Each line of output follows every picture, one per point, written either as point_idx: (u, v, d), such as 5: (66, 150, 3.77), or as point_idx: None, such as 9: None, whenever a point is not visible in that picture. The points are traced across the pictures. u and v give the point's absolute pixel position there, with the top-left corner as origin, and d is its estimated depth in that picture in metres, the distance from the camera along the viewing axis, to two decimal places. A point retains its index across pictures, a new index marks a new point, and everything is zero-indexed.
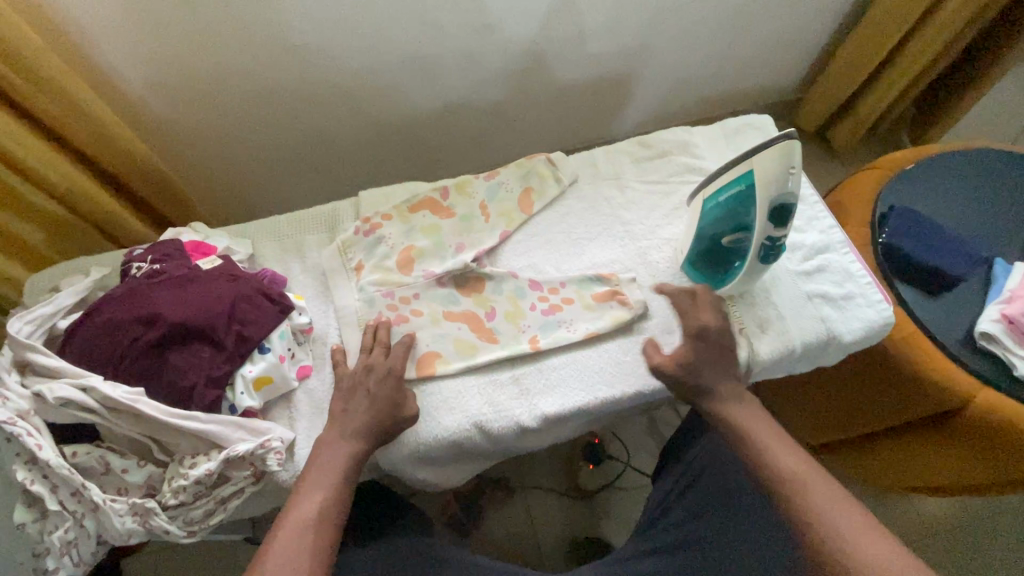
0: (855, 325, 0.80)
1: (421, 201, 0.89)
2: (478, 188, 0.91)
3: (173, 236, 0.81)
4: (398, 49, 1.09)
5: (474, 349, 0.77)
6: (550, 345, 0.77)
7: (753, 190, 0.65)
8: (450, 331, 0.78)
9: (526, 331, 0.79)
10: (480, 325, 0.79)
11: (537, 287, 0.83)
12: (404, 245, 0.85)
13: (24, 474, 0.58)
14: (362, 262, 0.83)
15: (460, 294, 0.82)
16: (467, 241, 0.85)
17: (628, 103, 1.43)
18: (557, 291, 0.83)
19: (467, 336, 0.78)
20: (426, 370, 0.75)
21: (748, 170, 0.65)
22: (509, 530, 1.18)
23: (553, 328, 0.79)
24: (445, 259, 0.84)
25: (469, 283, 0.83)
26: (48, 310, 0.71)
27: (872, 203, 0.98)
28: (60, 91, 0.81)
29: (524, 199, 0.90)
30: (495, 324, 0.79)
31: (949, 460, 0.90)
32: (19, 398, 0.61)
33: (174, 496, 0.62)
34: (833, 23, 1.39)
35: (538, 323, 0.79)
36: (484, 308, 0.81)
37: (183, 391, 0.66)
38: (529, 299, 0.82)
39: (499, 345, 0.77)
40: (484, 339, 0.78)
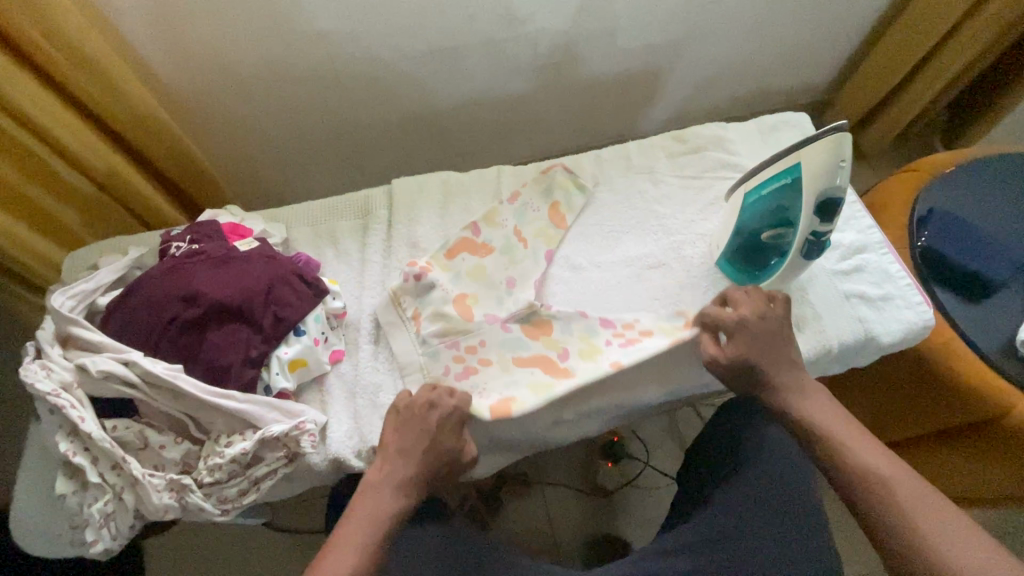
0: (893, 326, 0.78)
1: (455, 244, 0.83)
2: (506, 215, 0.87)
3: (210, 217, 0.82)
4: (430, 39, 1.09)
5: (550, 386, 0.73)
6: (632, 360, 0.73)
7: (799, 183, 0.65)
8: (523, 377, 0.74)
9: (604, 360, 0.75)
10: (552, 365, 0.76)
11: (610, 324, 0.79)
12: (456, 293, 0.80)
13: (67, 446, 0.58)
14: (417, 314, 0.77)
15: (527, 337, 0.78)
16: (519, 272, 0.82)
17: (655, 100, 1.42)
18: (631, 326, 0.79)
19: (541, 379, 0.74)
20: (500, 412, 0.70)
21: (795, 163, 0.65)
22: (528, 524, 1.18)
23: (631, 354, 0.75)
24: (502, 299, 0.80)
25: (534, 323, 0.79)
26: (89, 286, 0.72)
27: (910, 205, 0.96)
28: (100, 72, 0.82)
29: (554, 214, 0.88)
30: (570, 364, 0.76)
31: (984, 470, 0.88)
32: (63, 370, 0.61)
33: (209, 474, 0.62)
34: (867, 24, 1.37)
35: (615, 352, 0.76)
36: (555, 350, 0.77)
37: (220, 370, 0.66)
38: (603, 336, 0.78)
39: (573, 378, 0.74)
40: (558, 377, 0.74)
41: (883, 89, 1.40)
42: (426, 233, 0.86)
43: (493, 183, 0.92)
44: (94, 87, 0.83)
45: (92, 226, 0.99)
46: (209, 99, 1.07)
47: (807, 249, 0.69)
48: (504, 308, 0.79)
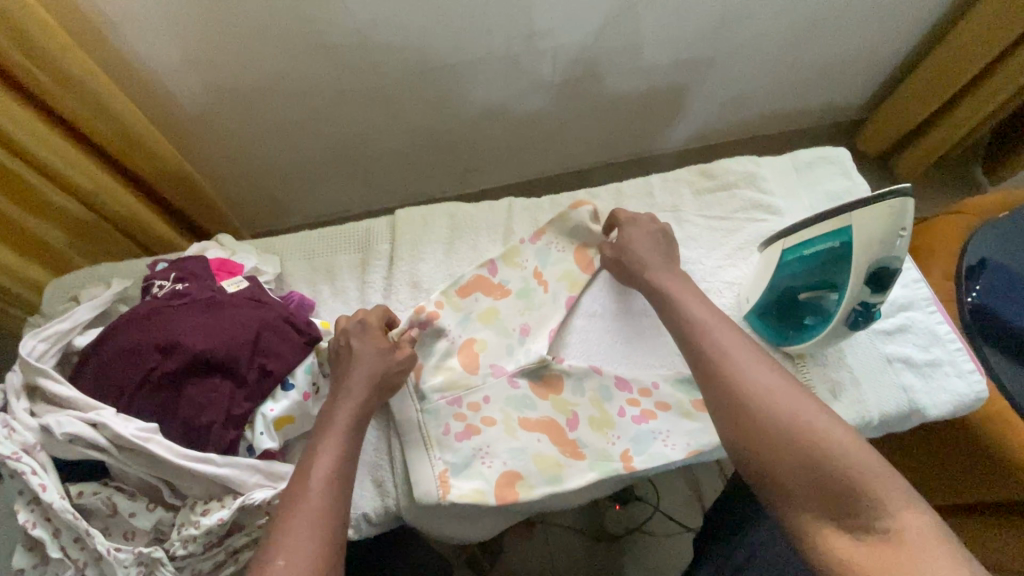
0: (941, 398, 0.70)
1: (470, 282, 0.77)
2: (527, 256, 0.80)
3: (199, 251, 0.76)
4: (439, 51, 1.02)
5: (559, 468, 0.67)
6: (648, 466, 0.67)
7: (849, 247, 0.59)
8: (529, 445, 0.68)
9: (615, 445, 0.69)
10: (562, 437, 0.70)
11: (625, 387, 0.73)
12: (464, 339, 0.74)
13: (26, 516, 0.53)
14: (420, 361, 0.72)
15: (535, 396, 0.72)
16: (531, 320, 0.76)
17: (677, 119, 1.35)
18: (648, 394, 0.73)
19: (549, 452, 0.68)
20: (507, 497, 0.65)
21: (846, 225, 0.59)
22: (529, 570, 1.11)
23: (648, 443, 0.69)
24: (513, 350, 0.74)
25: (544, 380, 0.73)
26: (64, 326, 0.67)
27: (958, 254, 0.89)
28: (85, 90, 0.76)
29: (579, 256, 0.80)
30: (579, 435, 0.70)
31: None
32: (26, 430, 0.56)
33: (183, 546, 0.57)
34: (908, 43, 1.28)
35: (629, 433, 0.70)
36: (565, 415, 0.71)
37: (199, 429, 0.61)
38: (616, 403, 0.72)
39: (586, 463, 0.68)
40: (568, 455, 0.68)
41: (922, 114, 1.31)
42: (429, 271, 0.80)
43: (504, 214, 0.85)
44: (75, 104, 0.77)
45: (80, 246, 0.94)
46: (208, 113, 1.01)
47: (852, 317, 0.62)
48: (513, 359, 0.73)
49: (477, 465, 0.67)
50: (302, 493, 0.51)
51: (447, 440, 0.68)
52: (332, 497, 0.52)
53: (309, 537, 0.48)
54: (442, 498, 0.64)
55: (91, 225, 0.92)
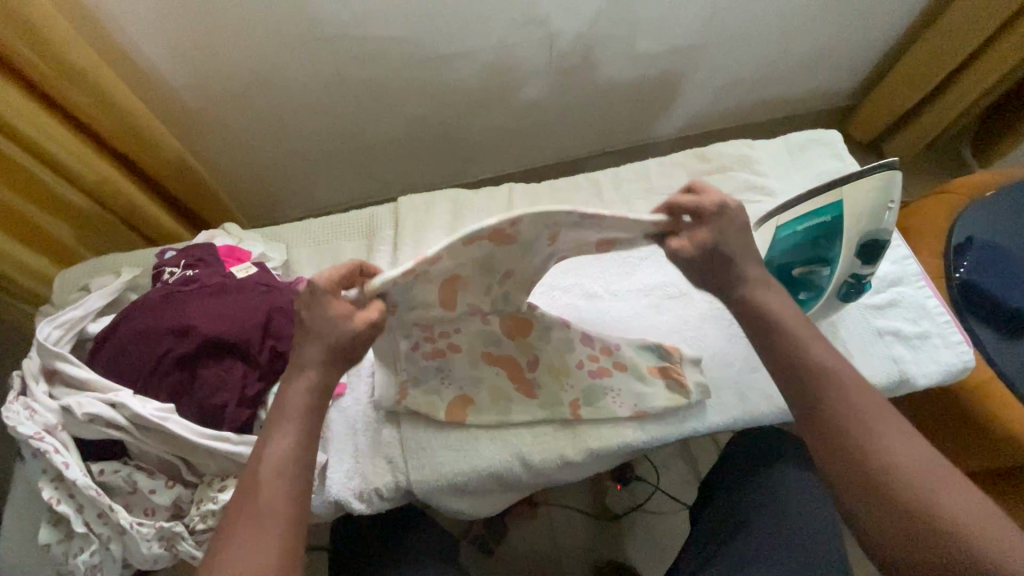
0: (930, 367, 0.73)
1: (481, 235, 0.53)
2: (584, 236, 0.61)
3: (207, 239, 0.78)
4: (436, 42, 1.03)
5: (508, 402, 0.72)
6: (593, 416, 0.71)
7: (841, 221, 0.61)
8: (486, 377, 0.73)
9: (569, 393, 0.72)
10: (519, 375, 0.74)
11: (588, 342, 0.75)
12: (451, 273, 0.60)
13: (51, 492, 0.55)
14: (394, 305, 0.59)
15: (505, 334, 0.73)
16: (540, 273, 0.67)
17: (672, 106, 1.36)
18: (611, 353, 0.75)
19: (503, 386, 0.73)
20: (455, 418, 0.70)
21: (837, 201, 0.61)
22: (535, 550, 1.14)
23: (598, 397, 0.72)
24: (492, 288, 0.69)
25: (517, 321, 0.73)
26: (78, 313, 0.68)
27: (945, 232, 0.91)
28: (88, 82, 0.77)
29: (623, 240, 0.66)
30: (536, 377, 0.74)
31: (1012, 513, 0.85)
32: (47, 411, 0.58)
33: (201, 521, 0.58)
34: (898, 29, 1.30)
35: (583, 385, 0.73)
36: (526, 356, 0.74)
37: (214, 409, 0.62)
38: (579, 355, 0.74)
39: (536, 403, 0.72)
40: (520, 392, 0.73)
41: (912, 97, 1.33)
42: None
43: (504, 200, 0.87)
44: (79, 94, 0.78)
45: (84, 237, 0.95)
46: (208, 105, 1.02)
47: (846, 289, 0.65)
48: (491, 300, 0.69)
49: (436, 383, 0.72)
50: (254, 485, 0.46)
51: (414, 356, 0.70)
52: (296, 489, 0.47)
53: (260, 530, 0.45)
54: (396, 401, 0.71)
55: (94, 216, 0.93)
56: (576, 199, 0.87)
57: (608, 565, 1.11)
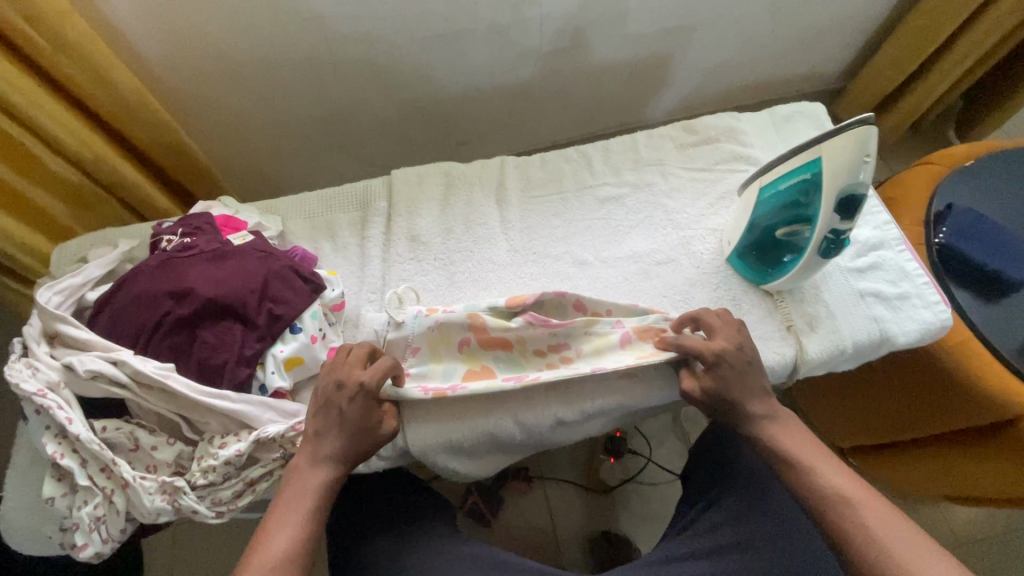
0: (909, 327, 0.75)
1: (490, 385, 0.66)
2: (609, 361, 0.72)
3: (203, 209, 0.79)
4: (428, 24, 1.04)
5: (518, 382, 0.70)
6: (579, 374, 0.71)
7: (819, 177, 0.63)
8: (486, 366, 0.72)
9: (559, 351, 0.74)
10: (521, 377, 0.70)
11: (581, 309, 0.75)
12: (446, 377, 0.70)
13: (55, 447, 0.57)
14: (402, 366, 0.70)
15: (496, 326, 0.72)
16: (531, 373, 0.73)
17: (662, 88, 1.38)
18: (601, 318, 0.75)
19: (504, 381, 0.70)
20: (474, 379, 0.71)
21: (816, 158, 0.63)
22: (530, 521, 1.16)
23: (590, 354, 0.73)
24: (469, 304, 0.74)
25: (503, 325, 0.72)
26: (77, 280, 0.70)
27: (926, 201, 0.94)
28: (84, 57, 0.78)
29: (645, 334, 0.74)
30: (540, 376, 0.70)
31: (978, 474, 0.89)
32: (50, 369, 0.59)
33: (203, 476, 0.60)
34: (884, 11, 1.32)
35: (577, 341, 0.74)
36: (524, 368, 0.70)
37: (213, 369, 0.64)
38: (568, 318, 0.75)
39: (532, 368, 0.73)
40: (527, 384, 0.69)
41: (896, 78, 1.36)
42: (426, 226, 0.83)
43: (496, 173, 0.89)
44: (75, 71, 0.79)
45: (80, 215, 0.97)
46: (201, 86, 1.03)
47: (827, 246, 0.66)
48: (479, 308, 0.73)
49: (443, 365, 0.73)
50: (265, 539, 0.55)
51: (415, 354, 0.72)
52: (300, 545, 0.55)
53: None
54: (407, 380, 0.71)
55: (89, 193, 0.94)
56: (566, 171, 0.89)
57: (601, 535, 1.14)
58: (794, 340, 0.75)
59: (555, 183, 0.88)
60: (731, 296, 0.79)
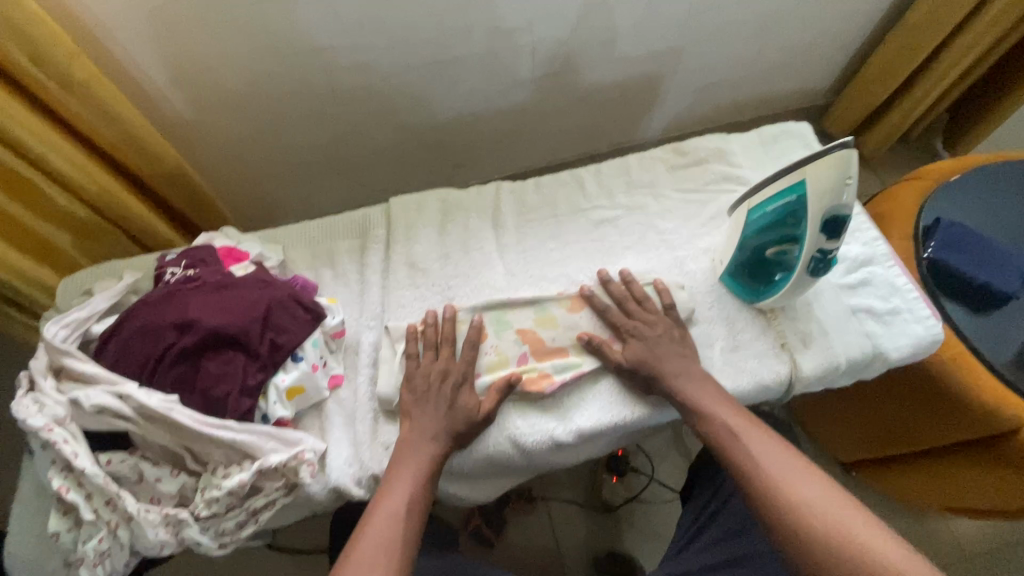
0: (902, 341, 0.76)
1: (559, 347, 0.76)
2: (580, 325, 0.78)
3: (205, 240, 0.81)
4: (423, 53, 1.08)
5: (552, 328, 0.78)
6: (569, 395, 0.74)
7: (805, 199, 0.66)
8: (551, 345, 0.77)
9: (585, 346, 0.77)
10: (541, 348, 0.76)
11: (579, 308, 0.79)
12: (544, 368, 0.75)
13: (60, 482, 0.57)
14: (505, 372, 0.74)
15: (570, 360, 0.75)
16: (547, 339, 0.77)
17: (653, 108, 1.41)
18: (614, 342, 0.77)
19: (541, 330, 0.77)
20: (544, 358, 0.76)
21: (801, 180, 0.66)
22: (534, 543, 1.16)
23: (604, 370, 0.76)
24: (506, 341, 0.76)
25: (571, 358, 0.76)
26: (83, 314, 0.71)
27: (914, 215, 0.96)
28: (91, 95, 0.81)
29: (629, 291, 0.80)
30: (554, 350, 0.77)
31: (981, 487, 0.89)
32: (56, 404, 0.60)
33: (206, 507, 0.61)
34: (867, 29, 1.36)
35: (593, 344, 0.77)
36: (547, 331, 0.77)
37: (216, 399, 0.65)
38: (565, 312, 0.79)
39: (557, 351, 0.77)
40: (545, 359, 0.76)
41: (881, 94, 1.39)
42: (423, 251, 0.85)
43: (492, 197, 0.91)
44: (83, 109, 0.82)
45: (85, 246, 0.98)
46: (203, 118, 1.06)
47: (817, 266, 0.69)
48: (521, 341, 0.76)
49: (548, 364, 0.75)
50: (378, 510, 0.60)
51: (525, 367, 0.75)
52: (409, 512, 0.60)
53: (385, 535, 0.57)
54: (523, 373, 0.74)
55: (95, 226, 0.96)
56: (560, 195, 0.91)
57: (607, 556, 1.13)
58: (788, 358, 0.76)
59: (550, 206, 0.90)
60: (725, 315, 0.80)
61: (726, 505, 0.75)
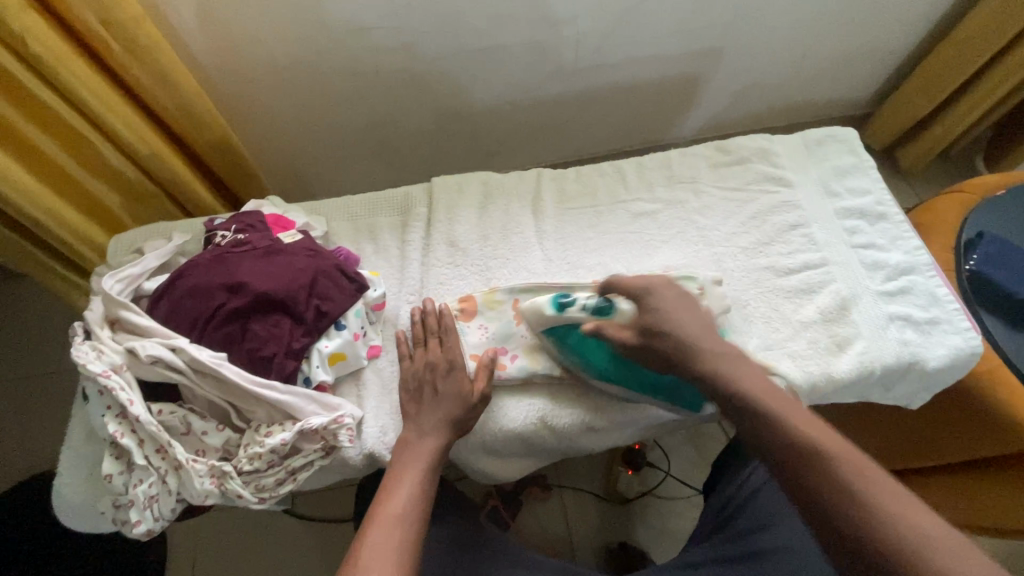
0: (940, 351, 0.76)
1: None
2: None
3: (255, 207, 0.83)
4: (466, 38, 1.08)
5: None
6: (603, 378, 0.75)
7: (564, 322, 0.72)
8: None
9: None
10: None
11: None
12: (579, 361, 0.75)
13: (115, 426, 0.60)
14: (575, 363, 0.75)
15: None
16: None
17: (690, 108, 1.41)
18: None
19: None
20: None
21: (549, 328, 0.74)
22: (546, 527, 1.17)
23: None
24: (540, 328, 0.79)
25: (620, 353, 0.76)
26: (136, 270, 0.73)
27: (957, 227, 0.95)
28: (150, 59, 0.83)
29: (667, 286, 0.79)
30: None
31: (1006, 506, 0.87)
32: (114, 353, 0.63)
33: (249, 462, 0.63)
34: (916, 39, 1.34)
35: None
36: None
37: (262, 360, 0.67)
38: None
39: None
40: None
41: (925, 105, 1.37)
42: (464, 232, 0.86)
43: (532, 184, 0.92)
44: (139, 71, 0.83)
45: (132, 207, 1.01)
46: (249, 89, 1.08)
47: (602, 290, 0.71)
48: None
49: None
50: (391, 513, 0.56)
51: None
52: (414, 513, 0.57)
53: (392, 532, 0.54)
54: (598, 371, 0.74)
55: (142, 189, 0.99)
56: (600, 185, 0.92)
57: (618, 546, 1.14)
58: (823, 360, 0.76)
59: (590, 196, 0.91)
60: (760, 314, 0.80)
61: (743, 505, 0.77)
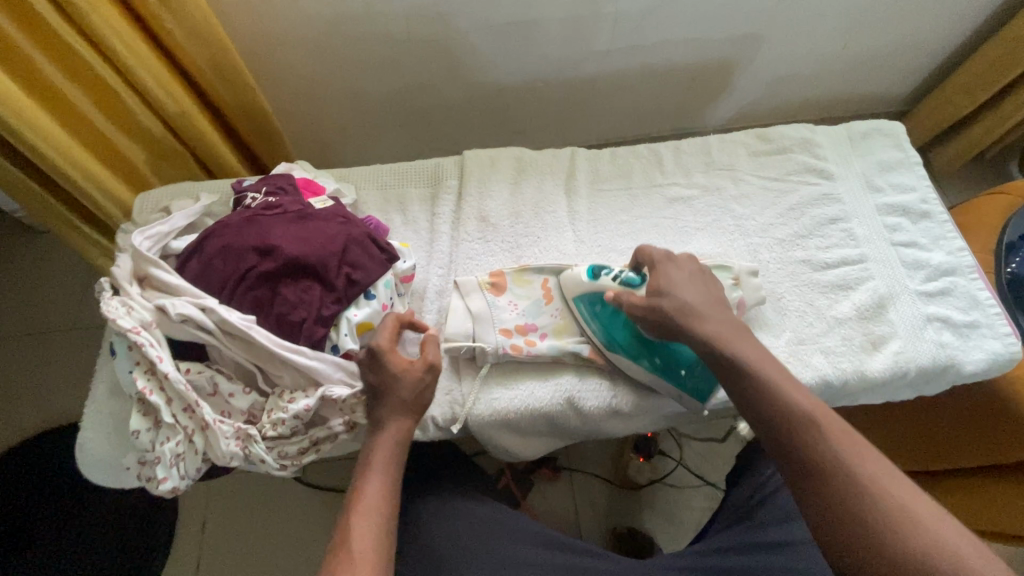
0: (977, 355, 0.74)
1: None
2: None
3: (284, 170, 0.82)
4: (501, 10, 1.04)
5: None
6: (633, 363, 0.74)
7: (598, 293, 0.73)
8: None
9: None
10: None
11: None
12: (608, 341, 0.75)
13: (144, 383, 0.59)
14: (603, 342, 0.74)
15: None
16: None
17: (723, 96, 1.37)
18: None
19: None
20: None
21: (579, 298, 0.74)
22: (554, 509, 1.17)
23: None
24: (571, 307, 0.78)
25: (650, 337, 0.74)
26: (164, 228, 0.72)
27: (998, 229, 0.93)
28: (184, 13, 0.80)
29: None
30: None
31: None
32: (143, 309, 0.62)
33: (274, 428, 0.63)
34: (963, 36, 1.29)
35: None
36: None
37: (291, 325, 0.66)
38: None
39: None
40: None
41: (966, 106, 1.32)
42: (495, 208, 0.84)
43: (566, 163, 0.90)
44: (172, 25, 0.81)
45: (157, 166, 1.00)
46: (277, 51, 1.05)
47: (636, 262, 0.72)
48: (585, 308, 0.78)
49: None
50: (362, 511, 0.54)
51: None
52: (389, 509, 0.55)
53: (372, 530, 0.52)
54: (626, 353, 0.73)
55: (168, 148, 0.98)
56: (636, 167, 0.89)
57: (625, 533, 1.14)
58: (856, 357, 0.74)
59: (624, 178, 0.88)
60: (795, 308, 0.78)
61: (763, 500, 0.76)
